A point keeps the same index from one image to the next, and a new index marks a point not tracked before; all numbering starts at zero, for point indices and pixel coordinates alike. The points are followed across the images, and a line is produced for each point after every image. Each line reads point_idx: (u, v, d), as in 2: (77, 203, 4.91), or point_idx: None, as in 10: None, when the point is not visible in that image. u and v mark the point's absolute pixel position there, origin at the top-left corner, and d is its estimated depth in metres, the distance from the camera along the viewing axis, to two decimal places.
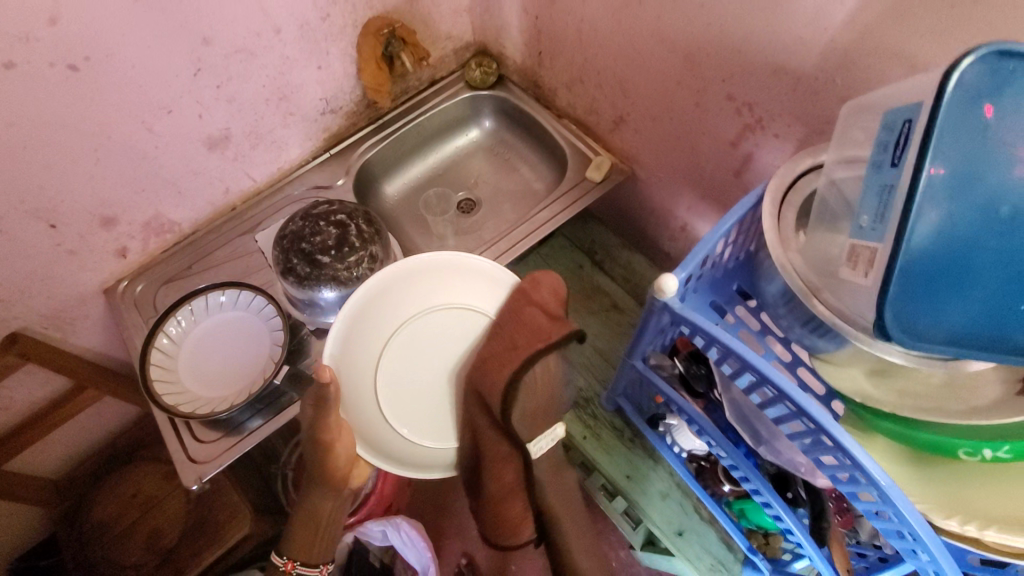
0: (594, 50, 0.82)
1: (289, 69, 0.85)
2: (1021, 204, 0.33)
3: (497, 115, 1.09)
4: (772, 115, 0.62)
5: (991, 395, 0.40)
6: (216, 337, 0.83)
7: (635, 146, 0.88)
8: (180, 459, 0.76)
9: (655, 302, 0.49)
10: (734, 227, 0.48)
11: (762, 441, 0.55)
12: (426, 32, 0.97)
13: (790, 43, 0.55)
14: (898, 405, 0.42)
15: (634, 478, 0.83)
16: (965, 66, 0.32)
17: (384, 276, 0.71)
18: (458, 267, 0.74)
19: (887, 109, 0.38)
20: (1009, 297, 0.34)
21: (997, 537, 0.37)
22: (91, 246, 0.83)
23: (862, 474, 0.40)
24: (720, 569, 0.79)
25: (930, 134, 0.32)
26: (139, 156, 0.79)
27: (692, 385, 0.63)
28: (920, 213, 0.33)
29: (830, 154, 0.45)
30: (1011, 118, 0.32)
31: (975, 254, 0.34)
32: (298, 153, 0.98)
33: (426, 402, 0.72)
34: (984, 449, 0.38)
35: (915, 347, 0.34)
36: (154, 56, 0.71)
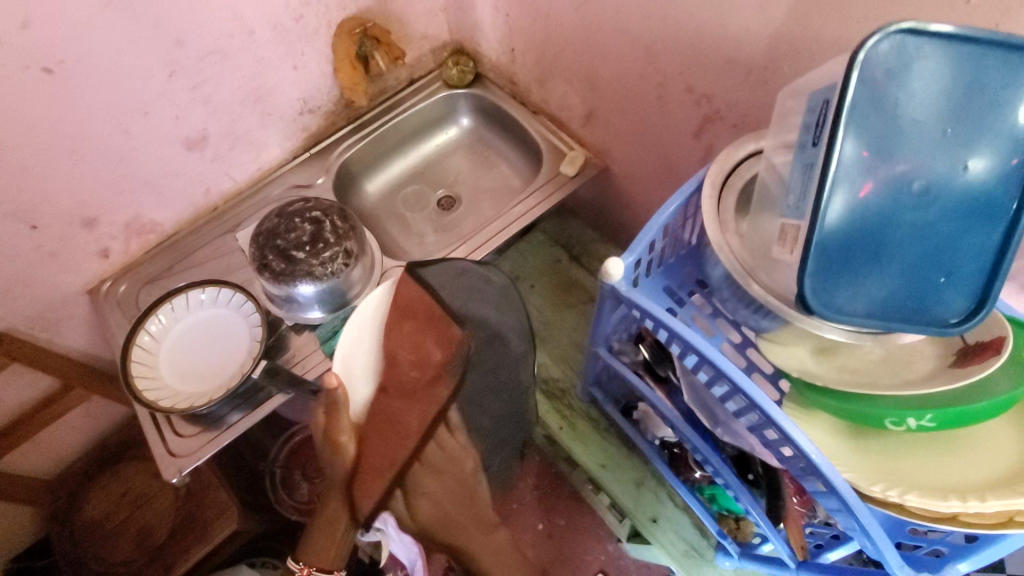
0: (562, 46, 0.84)
1: (264, 70, 0.87)
2: (931, 179, 0.34)
3: (474, 112, 1.11)
4: (728, 105, 0.63)
5: (924, 369, 0.42)
6: (195, 334, 0.84)
7: (606, 140, 0.89)
8: (160, 453, 0.78)
9: (605, 287, 0.50)
10: (679, 211, 0.50)
11: (720, 423, 0.55)
12: (401, 32, 0.99)
13: (739, 33, 0.56)
14: (835, 379, 0.42)
15: (609, 467, 0.84)
16: (873, 45, 0.33)
17: None
18: None
19: (812, 92, 0.39)
20: (924, 270, 0.35)
21: (917, 501, 0.37)
22: (73, 246, 0.85)
23: (794, 448, 0.41)
24: (693, 555, 0.80)
25: (840, 113, 0.33)
26: (117, 157, 0.81)
27: (656, 370, 0.65)
28: (833, 191, 0.34)
29: (770, 139, 0.46)
30: (919, 97, 0.33)
31: (891, 228, 0.35)
32: (277, 153, 1.00)
33: None
34: (908, 417, 0.39)
35: (834, 319, 0.36)
36: (128, 58, 0.73)
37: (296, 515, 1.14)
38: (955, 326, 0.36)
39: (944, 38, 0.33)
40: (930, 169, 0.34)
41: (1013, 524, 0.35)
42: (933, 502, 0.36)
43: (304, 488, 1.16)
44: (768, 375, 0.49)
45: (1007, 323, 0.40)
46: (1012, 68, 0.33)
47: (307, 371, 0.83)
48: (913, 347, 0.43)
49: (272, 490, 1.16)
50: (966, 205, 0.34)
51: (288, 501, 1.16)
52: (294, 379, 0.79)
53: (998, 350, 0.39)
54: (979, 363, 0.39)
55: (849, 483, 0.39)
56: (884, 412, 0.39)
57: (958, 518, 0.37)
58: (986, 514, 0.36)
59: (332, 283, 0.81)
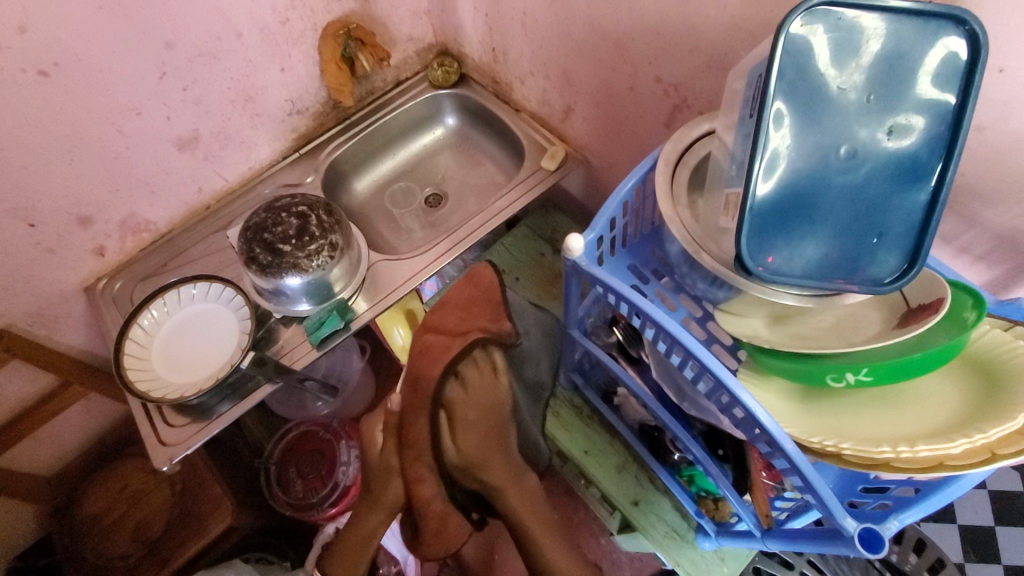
0: (538, 43, 0.86)
1: (253, 72, 0.90)
2: (857, 144, 0.36)
3: (459, 112, 1.13)
4: (693, 94, 0.65)
5: (869, 332, 0.43)
6: (187, 327, 0.87)
7: (586, 134, 0.92)
8: (152, 442, 0.80)
9: (568, 264, 0.52)
10: (637, 189, 0.52)
11: (686, 397, 0.57)
12: (387, 35, 1.02)
13: (698, 23, 0.59)
14: (784, 342, 0.44)
15: (592, 452, 0.86)
16: (799, 17, 0.34)
17: None
18: None
19: (752, 67, 0.41)
20: (854, 232, 0.37)
21: (850, 449, 0.38)
22: (69, 244, 0.87)
23: (743, 409, 0.43)
24: (675, 537, 0.81)
25: (769, 81, 0.35)
26: (111, 157, 0.83)
27: (629, 351, 0.67)
28: (765, 159, 0.36)
29: (721, 119, 0.48)
30: (843, 67, 0.35)
31: (821, 192, 0.37)
32: (268, 154, 1.03)
33: None
34: (847, 372, 0.40)
35: (771, 280, 0.37)
36: (120, 60, 0.76)
37: (290, 510, 1.10)
38: (887, 284, 0.37)
39: (866, 10, 0.34)
40: (855, 135, 0.36)
41: (942, 468, 0.37)
42: (864, 448, 0.37)
43: (298, 484, 1.13)
44: (727, 347, 0.51)
45: (949, 284, 0.41)
46: (933, 38, 0.34)
47: (294, 362, 0.86)
48: (861, 313, 0.45)
49: (267, 487, 1.13)
50: (891, 169, 0.36)
51: (283, 497, 1.12)
52: (281, 368, 0.83)
53: (936, 309, 0.40)
54: (918, 322, 0.41)
55: (791, 437, 0.41)
56: (825, 369, 0.41)
57: (889, 465, 0.38)
58: (913, 459, 0.37)
59: (318, 276, 0.83)
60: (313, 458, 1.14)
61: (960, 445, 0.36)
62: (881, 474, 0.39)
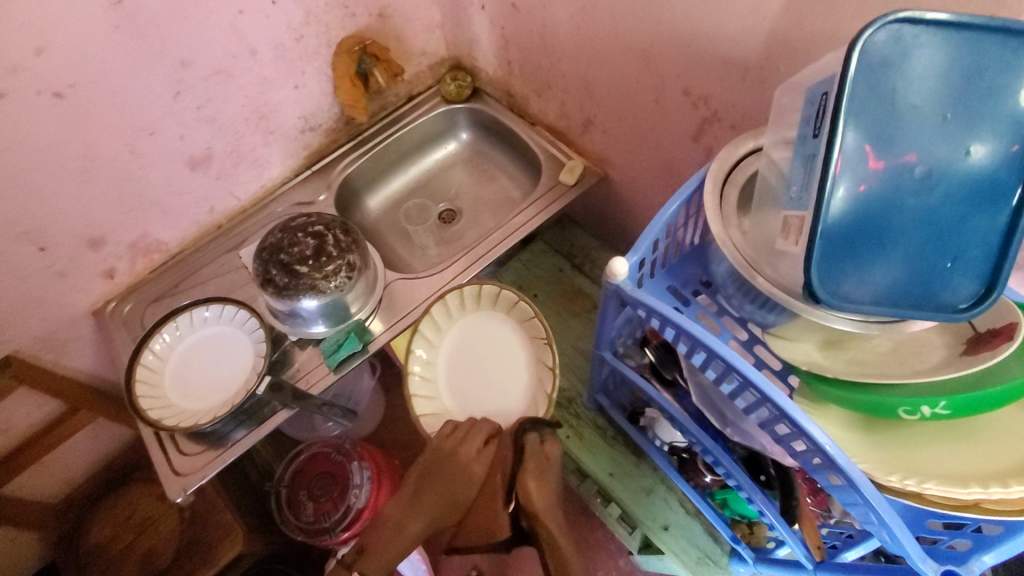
0: (559, 56, 0.85)
1: (267, 89, 0.89)
2: (933, 164, 0.34)
3: (473, 126, 1.12)
4: (725, 106, 0.63)
5: (934, 359, 0.41)
6: (199, 351, 0.84)
7: (606, 148, 0.90)
8: (165, 472, 0.78)
9: (609, 288, 0.50)
10: (680, 210, 0.50)
11: (729, 423, 0.56)
12: (400, 49, 1.01)
13: (733, 35, 0.57)
14: (843, 370, 0.42)
15: (619, 475, 0.83)
16: (873, 32, 0.33)
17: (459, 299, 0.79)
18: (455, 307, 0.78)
19: (811, 85, 0.40)
20: (928, 255, 0.35)
21: (936, 490, 0.37)
22: (78, 267, 0.85)
23: (809, 441, 0.40)
24: (707, 562, 0.78)
25: (842, 102, 0.33)
26: (124, 178, 0.81)
27: (662, 374, 0.65)
28: (838, 178, 0.34)
29: (768, 135, 0.46)
30: (918, 86, 0.34)
31: (894, 215, 0.35)
32: (280, 171, 1.01)
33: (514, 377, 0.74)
34: (921, 406, 0.38)
35: (843, 308, 0.35)
36: (135, 80, 0.74)
37: (302, 536, 1.05)
38: (964, 310, 0.35)
39: (940, 26, 0.33)
40: (930, 154, 0.34)
41: None
42: (952, 489, 0.36)
43: (310, 507, 1.08)
44: (777, 371, 0.48)
45: (1016, 307, 0.40)
46: (1011, 54, 0.33)
47: (312, 386, 0.83)
48: (923, 338, 0.43)
49: (277, 511, 1.09)
50: (969, 189, 0.34)
51: (294, 521, 1.07)
52: (299, 394, 0.80)
53: (1011, 335, 0.38)
54: (990, 350, 0.38)
55: (866, 474, 0.39)
56: (896, 402, 0.39)
57: (979, 505, 0.37)
58: (1005, 499, 0.36)
59: (335, 297, 0.81)
60: (325, 480, 1.10)
61: None
62: (965, 515, 0.37)
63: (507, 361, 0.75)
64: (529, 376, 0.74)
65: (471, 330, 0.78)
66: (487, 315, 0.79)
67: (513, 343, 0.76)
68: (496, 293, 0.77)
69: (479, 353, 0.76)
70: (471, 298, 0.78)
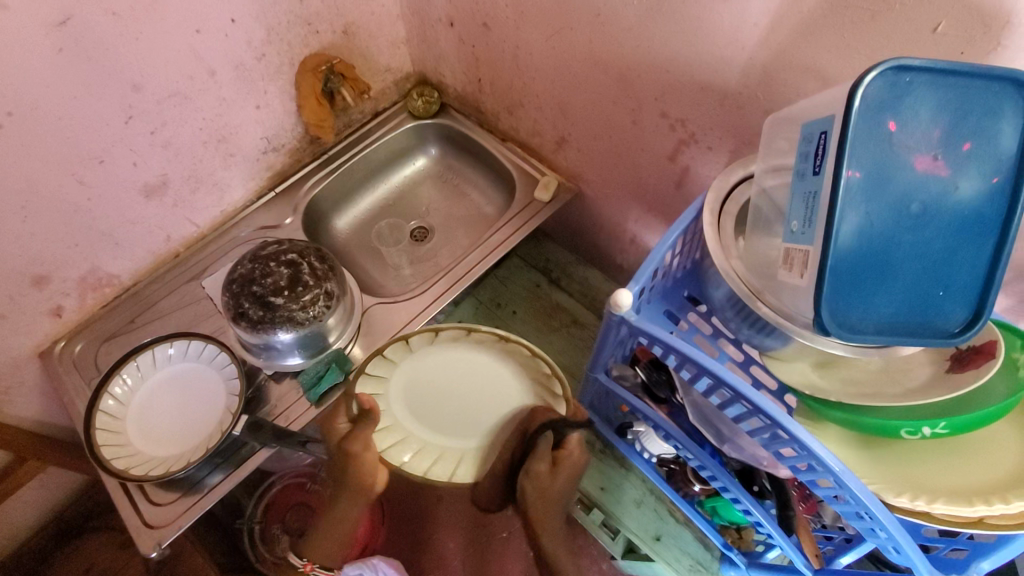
0: (532, 74, 0.85)
1: (226, 111, 0.84)
2: (928, 200, 0.36)
3: (441, 142, 1.10)
4: (702, 129, 0.65)
5: (923, 376, 0.43)
6: (166, 393, 0.79)
7: (580, 164, 0.90)
8: (135, 526, 0.72)
9: (612, 317, 0.50)
10: (677, 238, 0.52)
11: (726, 440, 0.57)
12: (365, 66, 0.98)
13: (709, 63, 0.59)
14: (841, 393, 0.44)
15: (609, 489, 0.84)
16: (872, 77, 0.34)
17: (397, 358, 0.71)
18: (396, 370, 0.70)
19: (805, 122, 0.41)
20: (923, 285, 0.37)
21: (945, 509, 0.38)
22: (21, 308, 0.78)
23: (817, 462, 0.42)
24: (700, 569, 0.80)
25: (844, 144, 0.35)
26: (71, 211, 0.75)
27: (655, 392, 0.65)
28: (844, 215, 0.36)
29: (759, 164, 0.48)
30: (913, 128, 0.35)
31: (894, 249, 0.37)
32: (241, 194, 0.96)
33: (494, 396, 0.69)
34: (922, 427, 0.40)
35: (851, 339, 0.37)
36: (82, 106, 0.69)
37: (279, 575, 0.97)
38: (959, 335, 0.37)
39: (930, 72, 0.35)
40: (924, 192, 0.36)
41: None
42: (961, 508, 0.38)
43: (285, 541, 0.99)
44: (774, 391, 0.50)
45: (995, 327, 0.42)
46: (994, 97, 0.35)
47: (291, 422, 0.79)
48: (910, 355, 0.45)
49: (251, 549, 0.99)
50: (959, 223, 0.36)
51: (270, 559, 0.98)
52: (280, 432, 0.76)
53: (992, 355, 0.41)
54: (976, 370, 0.41)
55: (877, 496, 0.40)
56: (897, 424, 0.41)
57: (983, 520, 0.39)
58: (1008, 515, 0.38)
59: (314, 328, 0.78)
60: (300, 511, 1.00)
61: None
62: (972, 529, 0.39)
63: (476, 385, 0.70)
64: (514, 381, 0.70)
65: (419, 377, 0.70)
66: (427, 354, 0.71)
67: (476, 364, 0.71)
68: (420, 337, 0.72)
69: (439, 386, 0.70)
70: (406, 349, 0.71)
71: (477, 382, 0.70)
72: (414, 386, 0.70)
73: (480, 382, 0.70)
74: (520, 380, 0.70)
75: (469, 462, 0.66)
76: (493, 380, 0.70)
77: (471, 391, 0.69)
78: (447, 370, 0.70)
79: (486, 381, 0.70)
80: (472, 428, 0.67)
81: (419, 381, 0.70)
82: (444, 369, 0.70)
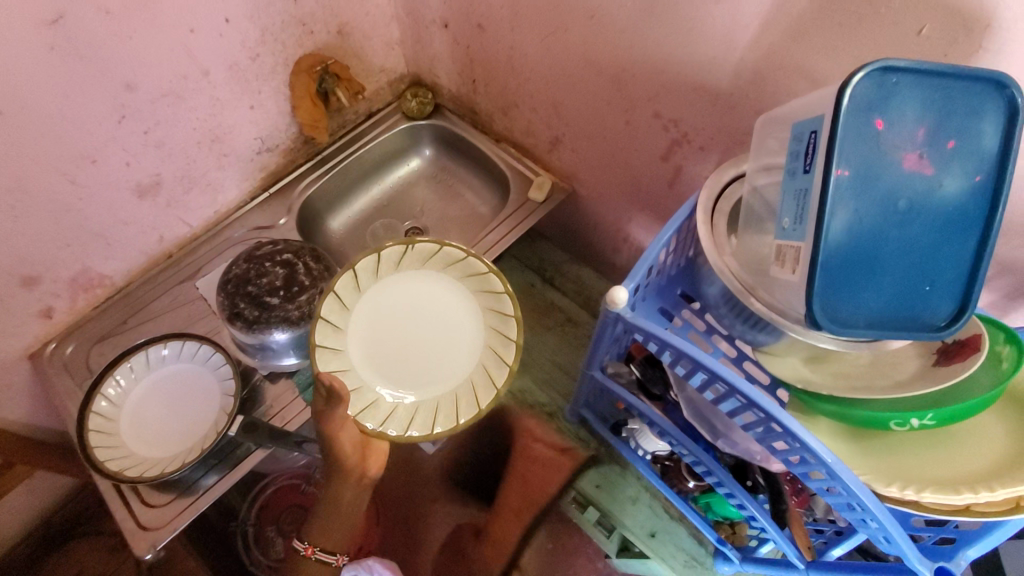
0: (526, 76, 0.85)
1: (220, 110, 0.84)
2: (914, 197, 0.37)
3: (435, 143, 1.11)
4: (694, 130, 0.66)
5: (910, 369, 0.45)
6: (159, 394, 0.79)
7: (573, 165, 0.91)
8: (129, 528, 0.72)
9: (608, 314, 0.51)
10: (671, 236, 0.52)
11: (720, 435, 0.58)
12: (359, 67, 0.99)
13: (701, 65, 0.60)
14: (832, 387, 0.45)
15: (604, 486, 0.85)
16: (859, 77, 0.35)
17: (384, 280, 0.73)
18: (379, 288, 0.73)
19: (796, 121, 0.42)
20: (911, 280, 0.38)
21: (934, 497, 0.39)
22: (11, 308, 0.77)
23: (810, 455, 0.43)
24: (694, 564, 0.80)
25: (833, 142, 0.36)
26: (63, 210, 0.75)
27: (650, 389, 0.66)
28: (834, 212, 0.37)
29: (751, 163, 0.49)
30: (899, 126, 0.37)
31: (882, 245, 0.38)
32: (235, 195, 0.96)
33: (450, 350, 0.72)
34: (910, 418, 0.41)
35: (841, 332, 0.38)
36: (75, 105, 0.69)
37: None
38: (945, 328, 0.38)
39: (915, 72, 0.36)
40: (911, 189, 0.37)
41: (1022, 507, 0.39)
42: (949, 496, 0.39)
43: (280, 543, 0.99)
44: (767, 386, 0.51)
45: (980, 321, 0.44)
46: (977, 98, 0.36)
47: (287, 422, 0.79)
48: (898, 350, 0.46)
49: (245, 552, 0.99)
50: (944, 219, 0.38)
51: (264, 561, 0.97)
52: (275, 432, 0.76)
53: (977, 347, 0.42)
54: (961, 363, 0.42)
55: (868, 486, 0.41)
56: (886, 416, 0.42)
57: (970, 509, 0.40)
58: (994, 502, 0.39)
59: (310, 327, 0.78)
60: (295, 512, 1.01)
61: None
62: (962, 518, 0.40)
63: (439, 334, 0.73)
64: (473, 339, 0.72)
65: (390, 305, 0.73)
66: (410, 283, 0.74)
67: (449, 310, 0.73)
68: (394, 252, 0.72)
69: (403, 320, 0.73)
70: (393, 273, 0.73)
71: (441, 329, 0.73)
72: (386, 312, 0.73)
73: (444, 331, 0.73)
74: (482, 338, 0.72)
75: (393, 414, 0.70)
76: (458, 333, 0.72)
77: (434, 335, 0.73)
78: (420, 306, 0.73)
79: (449, 331, 0.72)
80: (413, 378, 0.71)
81: (391, 309, 0.73)
82: (417, 308, 0.73)
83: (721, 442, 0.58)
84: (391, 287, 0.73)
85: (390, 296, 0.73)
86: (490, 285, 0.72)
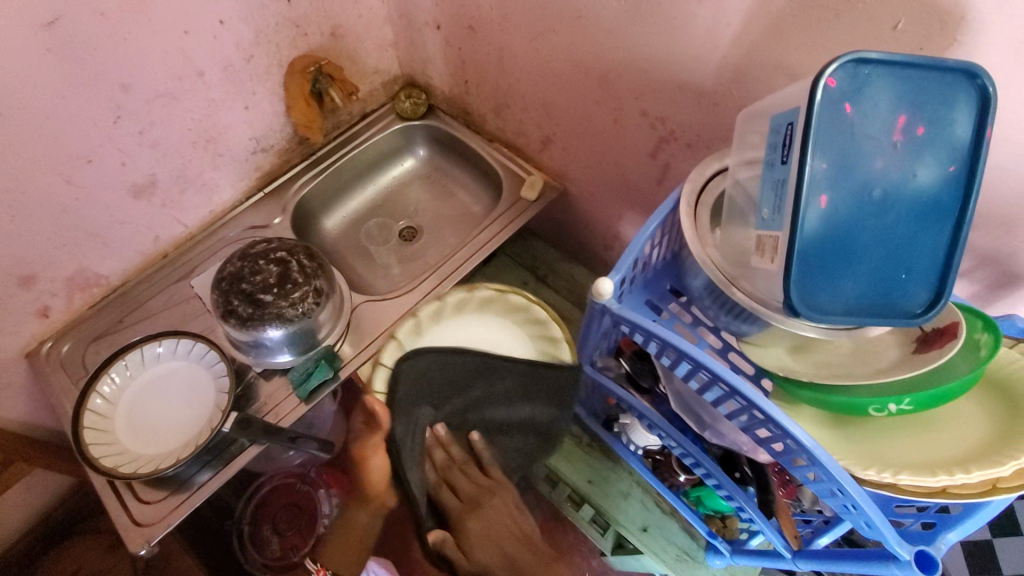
0: (517, 76, 0.86)
1: (215, 111, 0.85)
2: (888, 186, 0.38)
3: (429, 143, 1.12)
4: (680, 127, 0.67)
5: (891, 357, 0.45)
6: (155, 391, 0.79)
7: (565, 164, 0.92)
8: (124, 524, 0.72)
9: (594, 306, 0.52)
10: (656, 229, 0.53)
11: (707, 426, 0.59)
12: (353, 68, 1.00)
13: (685, 62, 0.61)
14: (814, 374, 0.46)
15: (596, 481, 0.84)
16: (832, 69, 0.36)
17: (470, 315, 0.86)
18: (462, 318, 0.86)
19: (774, 114, 0.43)
20: (887, 269, 0.39)
21: (910, 480, 0.40)
22: (8, 308, 0.78)
23: (792, 441, 0.44)
24: (686, 558, 0.81)
25: (808, 134, 0.37)
26: (58, 210, 0.75)
27: (639, 383, 0.66)
28: (809, 202, 0.37)
29: (733, 157, 0.50)
30: (872, 117, 0.37)
31: (858, 233, 0.39)
32: (230, 195, 0.97)
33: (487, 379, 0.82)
34: (889, 403, 0.42)
35: (819, 320, 0.39)
36: (70, 106, 0.69)
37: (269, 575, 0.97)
38: (921, 315, 0.39)
39: (886, 65, 0.37)
40: (886, 178, 0.38)
41: (998, 490, 0.39)
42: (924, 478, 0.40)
43: (275, 542, 0.99)
44: (751, 376, 0.52)
45: (958, 309, 0.44)
46: (948, 90, 0.37)
47: (281, 419, 0.80)
48: (878, 338, 0.47)
49: (240, 549, 0.99)
50: (918, 208, 0.38)
51: (259, 558, 0.99)
52: (268, 427, 0.78)
53: (954, 334, 0.43)
54: (939, 349, 0.43)
55: (848, 470, 0.42)
56: (866, 401, 0.43)
57: (946, 491, 0.41)
58: (969, 484, 0.40)
59: (304, 324, 0.79)
60: (290, 512, 1.00)
61: (1010, 467, 0.38)
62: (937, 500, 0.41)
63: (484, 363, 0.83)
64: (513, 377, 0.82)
65: (460, 336, 0.85)
66: (486, 325, 0.86)
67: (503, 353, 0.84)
68: (488, 294, 0.87)
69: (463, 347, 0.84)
70: (480, 313, 0.86)
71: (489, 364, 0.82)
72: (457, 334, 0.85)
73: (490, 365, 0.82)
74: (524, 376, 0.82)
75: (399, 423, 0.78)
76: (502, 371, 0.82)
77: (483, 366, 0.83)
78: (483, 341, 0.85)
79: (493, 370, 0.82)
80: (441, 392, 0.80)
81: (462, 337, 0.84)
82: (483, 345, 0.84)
83: (708, 434, 0.59)
84: (472, 322, 0.86)
85: (467, 327, 0.86)
86: (551, 343, 0.83)
